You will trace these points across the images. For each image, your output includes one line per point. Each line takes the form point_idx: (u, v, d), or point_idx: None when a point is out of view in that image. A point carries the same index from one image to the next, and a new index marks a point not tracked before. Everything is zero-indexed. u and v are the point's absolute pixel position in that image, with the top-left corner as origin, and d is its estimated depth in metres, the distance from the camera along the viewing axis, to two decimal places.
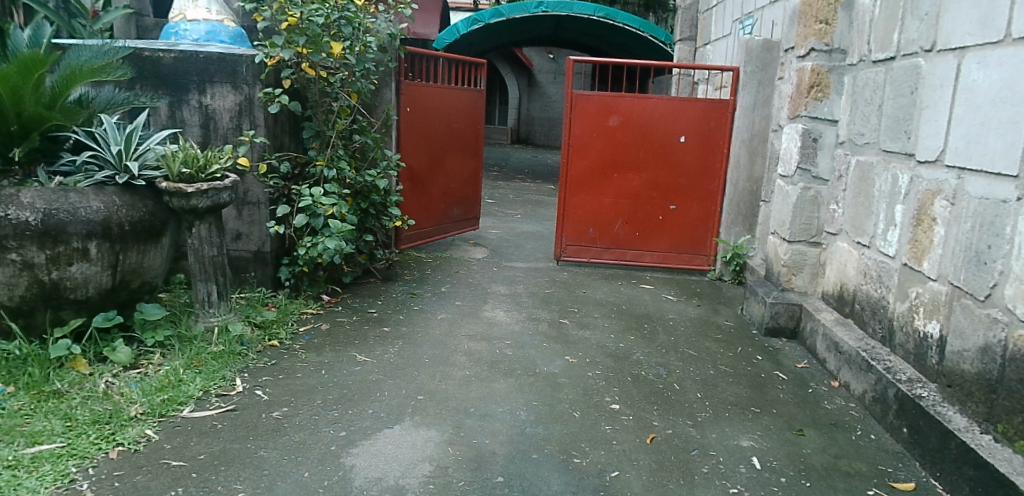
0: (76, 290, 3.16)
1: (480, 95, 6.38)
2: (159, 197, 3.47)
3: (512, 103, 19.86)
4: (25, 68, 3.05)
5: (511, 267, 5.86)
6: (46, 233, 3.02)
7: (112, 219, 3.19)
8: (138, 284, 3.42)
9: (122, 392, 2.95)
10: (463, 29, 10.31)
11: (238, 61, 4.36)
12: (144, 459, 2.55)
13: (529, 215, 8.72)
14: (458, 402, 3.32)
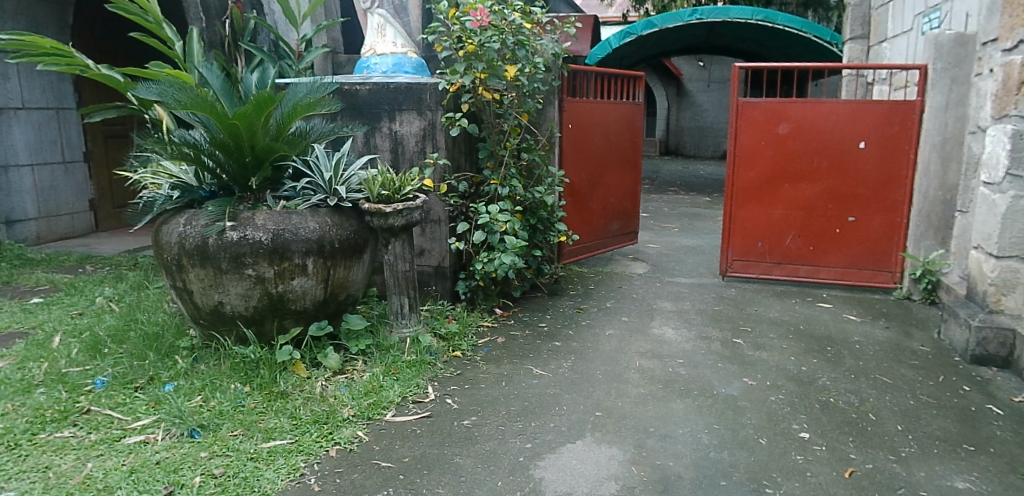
0: (296, 301, 3.38)
1: (638, 107, 6.33)
2: (362, 216, 3.72)
3: (662, 114, 19.39)
4: (257, 108, 3.35)
5: (675, 283, 5.69)
6: (275, 250, 3.26)
7: (324, 239, 3.38)
8: (344, 297, 3.62)
9: (335, 395, 3.16)
10: (616, 43, 10.27)
11: (424, 89, 4.64)
12: (358, 458, 2.68)
13: (686, 229, 8.44)
14: (637, 421, 3.26)
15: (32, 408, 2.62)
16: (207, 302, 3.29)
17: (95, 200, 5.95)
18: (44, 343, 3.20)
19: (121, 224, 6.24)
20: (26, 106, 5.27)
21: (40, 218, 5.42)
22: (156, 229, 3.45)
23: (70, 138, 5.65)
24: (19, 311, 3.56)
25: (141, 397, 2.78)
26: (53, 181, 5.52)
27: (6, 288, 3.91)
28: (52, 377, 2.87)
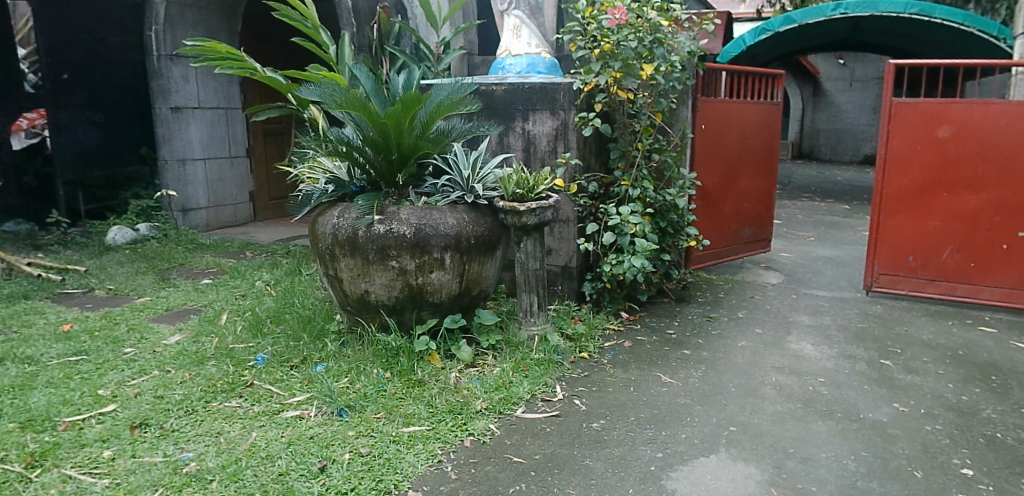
0: (433, 294, 3.50)
1: (775, 107, 5.99)
2: (495, 213, 3.77)
3: (796, 115, 18.26)
4: (405, 108, 3.48)
5: (813, 295, 5.33)
6: (417, 244, 3.39)
7: (462, 235, 3.48)
8: (477, 291, 3.68)
9: (467, 388, 3.17)
10: (750, 40, 9.79)
11: (558, 89, 4.62)
12: (491, 450, 2.67)
13: (823, 238, 7.89)
14: (775, 441, 3.05)
15: (204, 378, 2.71)
16: (355, 290, 3.49)
17: (255, 192, 6.47)
18: (213, 320, 3.40)
19: (275, 214, 6.75)
20: (201, 106, 5.85)
21: (209, 207, 5.98)
22: (313, 220, 3.71)
23: (235, 135, 6.18)
24: (193, 290, 3.85)
25: (295, 375, 2.88)
26: (221, 174, 6.07)
27: (181, 269, 4.33)
28: (221, 353, 2.99)
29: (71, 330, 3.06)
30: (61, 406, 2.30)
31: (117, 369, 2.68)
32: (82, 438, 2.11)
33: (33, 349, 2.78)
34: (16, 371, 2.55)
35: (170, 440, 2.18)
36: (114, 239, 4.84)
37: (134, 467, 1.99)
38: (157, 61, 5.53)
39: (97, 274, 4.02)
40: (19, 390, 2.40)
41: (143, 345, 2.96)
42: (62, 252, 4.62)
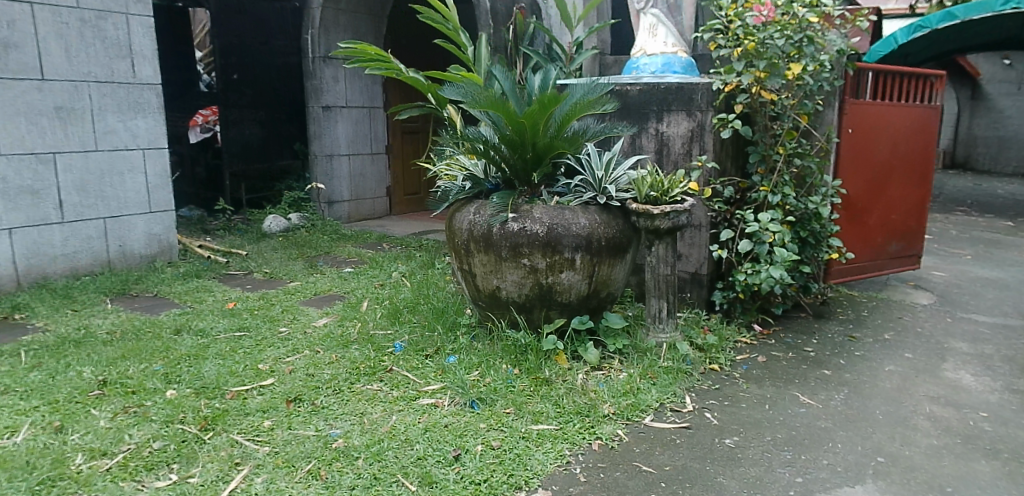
0: (562, 294, 3.33)
1: (935, 110, 5.28)
2: (627, 215, 3.58)
3: (952, 120, 16.52)
4: (542, 108, 3.44)
5: (973, 320, 4.79)
6: (548, 243, 3.23)
7: (593, 236, 3.28)
8: (605, 294, 3.47)
9: (594, 390, 2.94)
10: (903, 38, 8.96)
11: (695, 89, 4.30)
12: (619, 457, 2.48)
13: (984, 258, 7.05)
14: (930, 477, 2.64)
15: (348, 360, 2.87)
16: (487, 285, 3.40)
17: (391, 187, 6.74)
18: (356, 306, 3.60)
19: (409, 209, 6.99)
20: (348, 105, 6.17)
21: (351, 200, 6.31)
22: (450, 216, 3.69)
23: (377, 132, 6.47)
24: (337, 277, 4.09)
25: (430, 364, 2.98)
26: (363, 169, 6.38)
27: (327, 257, 4.61)
28: (363, 337, 3.16)
29: (234, 307, 3.34)
30: (228, 376, 2.50)
31: (275, 346, 2.89)
32: (246, 407, 2.26)
33: (203, 323, 3.07)
34: (191, 341, 2.82)
35: (321, 415, 2.32)
36: (271, 227, 5.24)
37: (290, 438, 2.11)
38: (312, 63, 5.91)
39: (255, 257, 4.37)
40: (194, 358, 2.64)
41: (295, 325, 3.19)
42: (227, 237, 5.08)
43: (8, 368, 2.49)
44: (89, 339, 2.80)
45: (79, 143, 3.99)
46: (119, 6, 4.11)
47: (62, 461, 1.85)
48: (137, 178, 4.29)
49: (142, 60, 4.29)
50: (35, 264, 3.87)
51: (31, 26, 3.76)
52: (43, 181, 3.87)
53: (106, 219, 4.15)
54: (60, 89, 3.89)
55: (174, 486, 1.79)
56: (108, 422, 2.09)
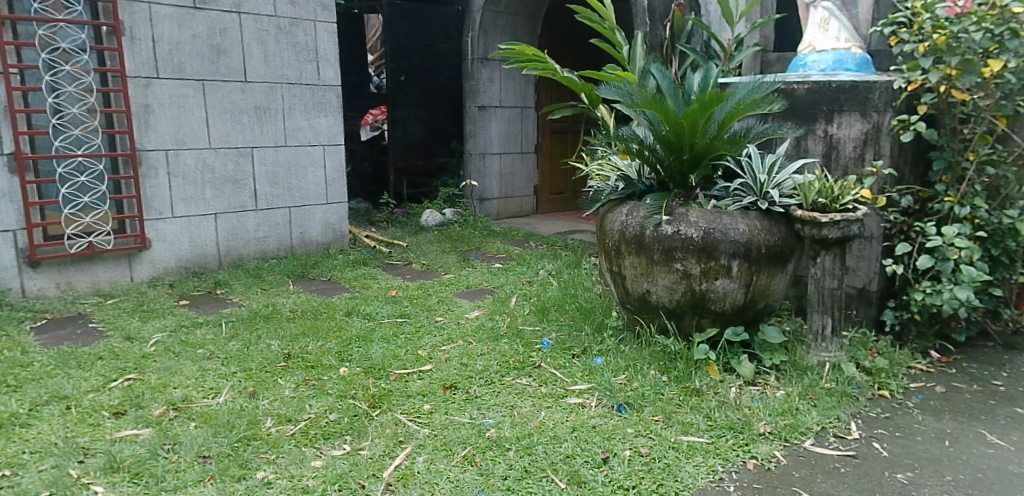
0: (716, 303, 2.80)
1: None
2: (791, 222, 2.89)
3: None
4: (703, 108, 2.89)
5: None
6: (703, 248, 2.74)
7: (752, 243, 2.73)
8: (762, 305, 2.89)
9: (749, 406, 2.51)
10: None
11: (871, 87, 3.20)
12: (777, 480, 2.10)
13: None
14: None
15: (499, 353, 2.78)
16: (636, 288, 2.95)
17: (539, 186, 6.68)
18: (505, 301, 3.49)
19: (555, 208, 6.88)
20: (502, 105, 6.23)
21: (500, 198, 6.33)
22: (601, 217, 3.28)
23: (527, 132, 6.48)
24: (487, 272, 4.07)
25: (577, 363, 2.74)
26: (512, 167, 6.38)
27: (478, 252, 4.72)
28: (512, 332, 3.03)
29: (396, 295, 3.53)
30: (392, 359, 2.64)
31: (431, 335, 2.96)
32: (408, 390, 2.37)
33: (370, 307, 3.27)
34: (360, 324, 3.03)
35: (474, 404, 2.31)
36: (427, 221, 5.52)
37: (448, 422, 2.17)
38: (471, 64, 6.06)
39: (414, 249, 4.61)
40: (362, 340, 2.83)
41: (450, 316, 3.23)
42: (389, 229, 5.42)
43: (213, 336, 2.84)
44: (276, 315, 3.12)
45: (272, 138, 4.26)
46: (308, 14, 4.34)
47: (256, 422, 2.07)
48: (317, 172, 4.53)
49: (326, 64, 4.48)
50: (232, 246, 4.17)
51: (239, 34, 4.03)
52: (243, 171, 4.15)
53: (291, 207, 4.41)
54: (259, 90, 4.16)
55: (347, 455, 1.93)
56: (292, 392, 2.30)
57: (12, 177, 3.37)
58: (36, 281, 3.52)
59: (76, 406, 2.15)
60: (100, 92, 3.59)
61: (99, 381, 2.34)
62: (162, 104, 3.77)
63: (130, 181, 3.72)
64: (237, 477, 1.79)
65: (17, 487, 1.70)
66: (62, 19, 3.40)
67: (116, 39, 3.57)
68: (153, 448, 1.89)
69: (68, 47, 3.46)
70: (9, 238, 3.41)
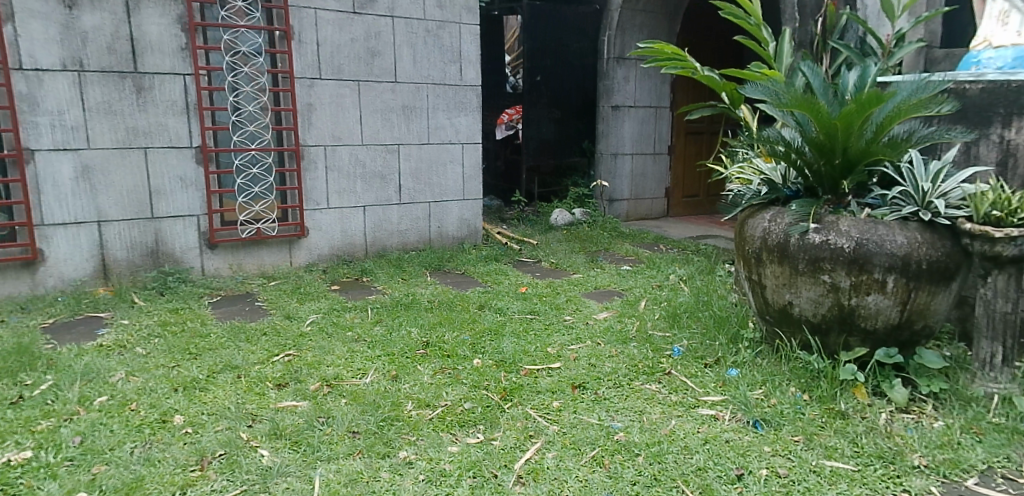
0: (868, 320, 2.53)
1: None
2: (957, 236, 2.53)
3: None
4: (861, 108, 2.62)
5: None
6: (854, 260, 2.48)
7: (911, 257, 2.44)
8: (921, 326, 2.57)
9: (901, 434, 2.25)
10: None
11: None
12: None
13: None
14: None
15: (628, 357, 2.71)
16: (777, 300, 2.73)
17: (670, 188, 6.48)
18: (634, 304, 3.39)
19: (687, 211, 6.65)
20: (636, 105, 6.10)
21: (631, 199, 6.21)
22: (741, 223, 3.06)
23: (661, 133, 6.29)
24: (616, 274, 4.02)
25: (710, 373, 2.59)
26: (644, 169, 6.25)
27: (606, 253, 4.69)
28: (641, 337, 2.93)
29: (526, 292, 3.59)
30: (523, 354, 2.68)
31: (561, 333, 2.96)
32: (538, 386, 2.40)
33: (501, 303, 3.35)
34: (492, 317, 3.12)
35: (603, 406, 2.28)
36: (556, 219, 5.55)
37: (577, 421, 2.17)
38: (606, 64, 5.97)
39: (543, 247, 4.67)
40: (494, 334, 2.90)
41: (579, 315, 3.21)
42: (519, 226, 5.52)
43: (360, 320, 3.04)
44: (415, 304, 3.28)
45: (417, 136, 4.48)
46: (454, 17, 4.51)
47: (398, 404, 2.20)
48: (455, 169, 4.70)
49: (468, 65, 4.62)
50: (377, 237, 4.44)
51: (391, 37, 4.27)
52: (389, 167, 4.40)
53: (431, 202, 4.62)
54: (407, 90, 4.39)
55: (481, 444, 2.00)
56: (430, 378, 2.42)
57: (198, 168, 3.80)
58: (212, 262, 3.94)
59: (245, 375, 2.40)
60: (272, 92, 3.95)
61: (264, 355, 2.59)
62: (322, 103, 4.08)
63: (293, 173, 4.06)
64: (383, 454, 1.92)
65: (199, 443, 1.93)
66: (243, 25, 3.77)
67: (286, 43, 3.90)
68: (310, 419, 2.07)
69: (247, 51, 3.84)
70: (194, 222, 3.85)
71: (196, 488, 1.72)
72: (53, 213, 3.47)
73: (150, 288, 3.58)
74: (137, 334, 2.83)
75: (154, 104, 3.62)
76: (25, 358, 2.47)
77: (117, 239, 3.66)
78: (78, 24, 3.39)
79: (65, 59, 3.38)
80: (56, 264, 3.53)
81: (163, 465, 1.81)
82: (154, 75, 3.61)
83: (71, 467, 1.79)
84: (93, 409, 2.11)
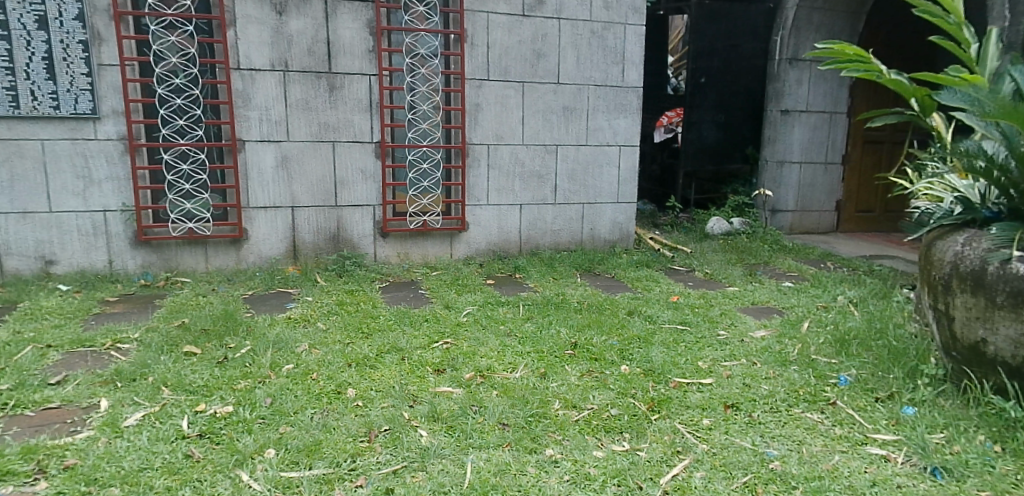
0: None
1: None
2: None
3: None
4: None
5: None
6: None
7: None
8: None
9: None
10: None
11: None
12: None
13: None
14: None
15: (786, 381, 2.54)
16: (967, 336, 2.38)
17: (842, 202, 5.98)
18: (796, 324, 3.16)
19: (860, 228, 6.09)
20: (808, 109, 5.69)
21: (796, 210, 5.84)
22: (926, 246, 2.74)
23: (836, 141, 5.82)
24: (776, 290, 3.80)
25: (882, 409, 2.34)
26: (814, 179, 5.83)
27: (766, 267, 4.44)
28: (804, 360, 2.72)
29: (678, 301, 3.50)
30: (672, 365, 2.62)
31: (714, 348, 2.85)
32: (687, 400, 2.34)
33: (652, 310, 3.30)
34: (641, 325, 3.08)
35: (757, 430, 2.18)
36: (713, 228, 5.35)
37: (728, 443, 2.08)
38: (778, 65, 5.61)
39: (698, 256, 4.52)
40: (643, 341, 2.87)
41: (734, 331, 3.07)
42: (673, 233, 5.38)
43: (512, 315, 3.14)
44: (565, 304, 3.33)
45: (576, 137, 4.51)
46: (620, 18, 4.47)
47: (546, 402, 2.25)
48: (612, 171, 4.68)
49: (631, 67, 4.57)
50: (532, 236, 4.55)
51: (557, 38, 4.34)
52: (547, 167, 4.48)
53: (585, 204, 4.65)
54: (569, 92, 4.43)
55: (627, 453, 1.99)
56: (577, 380, 2.45)
57: (376, 161, 4.11)
58: (382, 249, 4.26)
59: (408, 358, 2.57)
60: (444, 92, 4.18)
61: (425, 340, 2.76)
62: (489, 103, 4.24)
63: (458, 170, 4.27)
64: (530, 449, 1.97)
65: (368, 417, 2.11)
66: (423, 29, 4.02)
67: (460, 46, 4.11)
68: (464, 407, 2.18)
69: (425, 53, 4.08)
70: (369, 212, 4.18)
71: (364, 458, 1.90)
72: (256, 197, 3.95)
73: (330, 269, 3.95)
74: (318, 310, 3.14)
75: (343, 101, 3.98)
76: (230, 323, 2.85)
77: (305, 223, 4.07)
78: (285, 29, 3.80)
79: (273, 60, 3.81)
80: (256, 242, 4.01)
81: (338, 432, 2.01)
82: (345, 75, 3.95)
83: (263, 424, 2.05)
84: (282, 375, 2.38)
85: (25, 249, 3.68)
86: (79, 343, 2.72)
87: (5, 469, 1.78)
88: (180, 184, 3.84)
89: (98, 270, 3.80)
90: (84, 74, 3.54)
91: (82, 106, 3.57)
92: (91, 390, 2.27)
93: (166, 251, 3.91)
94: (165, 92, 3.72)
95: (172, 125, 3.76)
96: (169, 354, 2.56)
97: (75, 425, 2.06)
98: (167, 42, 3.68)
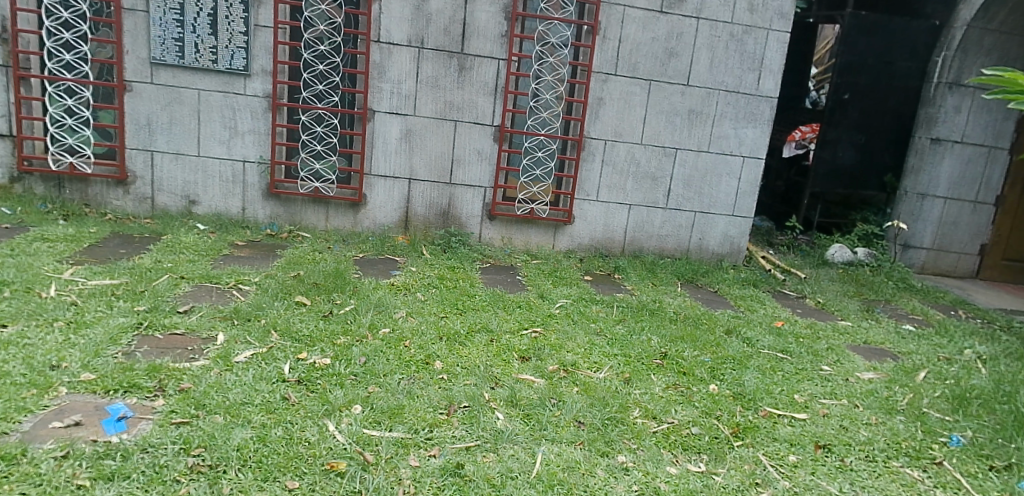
0: None
1: None
2: None
3: None
4: None
5: None
6: None
7: None
8: None
9: None
10: None
11: None
12: None
13: None
14: None
15: (889, 431, 2.35)
16: None
17: (988, 246, 5.42)
18: (910, 372, 2.91)
19: (1005, 277, 5.51)
20: (963, 141, 5.18)
21: (932, 250, 5.37)
22: None
23: (991, 179, 5.27)
24: (894, 332, 3.52)
25: (996, 479, 2.11)
26: (958, 217, 5.32)
27: (886, 305, 4.13)
28: (913, 412, 2.50)
29: (783, 327, 3.33)
30: (765, 393, 2.51)
31: (813, 382, 2.70)
32: (775, 433, 2.23)
33: (751, 332, 3.16)
34: (738, 346, 2.95)
35: (847, 477, 2.05)
36: (834, 255, 5.02)
37: (813, 484, 1.98)
38: (935, 89, 5.15)
39: (812, 283, 4.27)
40: (737, 363, 2.76)
41: (839, 369, 2.87)
42: (788, 255, 5.14)
43: (604, 315, 3.12)
44: (661, 311, 3.26)
45: (697, 143, 4.37)
46: (764, 22, 4.25)
47: (626, 407, 2.23)
48: (730, 182, 4.49)
49: (768, 74, 4.33)
50: (637, 237, 4.48)
51: (693, 38, 4.20)
52: (663, 170, 4.38)
53: (697, 213, 4.51)
54: (697, 95, 4.29)
55: (701, 475, 1.94)
56: (661, 391, 2.40)
57: (493, 144, 4.19)
58: (488, 231, 4.35)
59: (497, 340, 2.63)
60: (569, 83, 4.18)
61: (515, 325, 2.81)
62: (612, 99, 4.20)
63: (572, 162, 4.28)
64: (602, 452, 1.97)
65: (450, 391, 2.18)
66: (558, 17, 4.04)
67: (592, 37, 4.09)
68: (543, 398, 2.21)
69: (556, 42, 4.10)
70: (480, 194, 4.27)
71: (441, 430, 1.97)
72: (378, 166, 4.14)
73: (436, 244, 4.09)
74: (420, 281, 3.26)
75: (470, 82, 4.07)
76: (339, 281, 3.02)
77: (419, 196, 4.23)
78: (426, 7, 3.93)
79: (411, 36, 3.96)
80: (372, 208, 4.22)
81: (421, 401, 2.10)
82: (476, 57, 4.04)
83: (355, 381, 2.17)
84: (379, 338, 2.50)
85: (173, 187, 4.08)
86: (207, 279, 3.00)
87: (132, 382, 2.01)
88: (312, 144, 4.10)
89: (231, 215, 4.15)
90: (242, 33, 3.86)
91: (236, 63, 3.89)
92: (212, 323, 2.51)
93: (293, 206, 4.19)
94: (310, 57, 3.98)
95: (313, 89, 4.02)
96: (282, 301, 2.77)
97: (194, 352, 2.28)
98: (318, 10, 3.92)
